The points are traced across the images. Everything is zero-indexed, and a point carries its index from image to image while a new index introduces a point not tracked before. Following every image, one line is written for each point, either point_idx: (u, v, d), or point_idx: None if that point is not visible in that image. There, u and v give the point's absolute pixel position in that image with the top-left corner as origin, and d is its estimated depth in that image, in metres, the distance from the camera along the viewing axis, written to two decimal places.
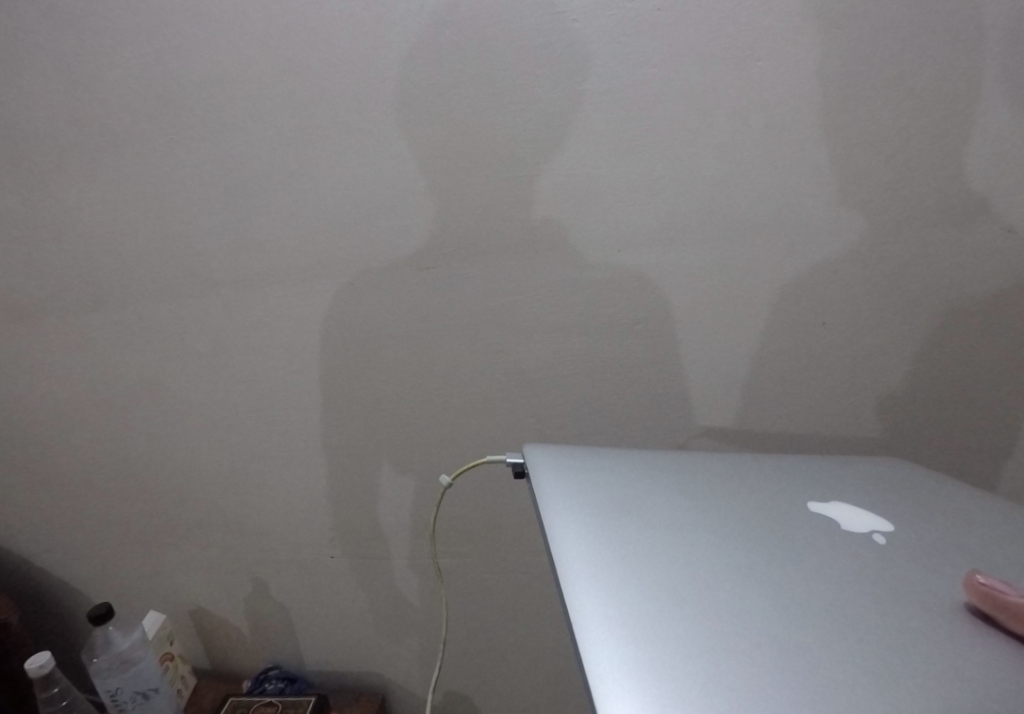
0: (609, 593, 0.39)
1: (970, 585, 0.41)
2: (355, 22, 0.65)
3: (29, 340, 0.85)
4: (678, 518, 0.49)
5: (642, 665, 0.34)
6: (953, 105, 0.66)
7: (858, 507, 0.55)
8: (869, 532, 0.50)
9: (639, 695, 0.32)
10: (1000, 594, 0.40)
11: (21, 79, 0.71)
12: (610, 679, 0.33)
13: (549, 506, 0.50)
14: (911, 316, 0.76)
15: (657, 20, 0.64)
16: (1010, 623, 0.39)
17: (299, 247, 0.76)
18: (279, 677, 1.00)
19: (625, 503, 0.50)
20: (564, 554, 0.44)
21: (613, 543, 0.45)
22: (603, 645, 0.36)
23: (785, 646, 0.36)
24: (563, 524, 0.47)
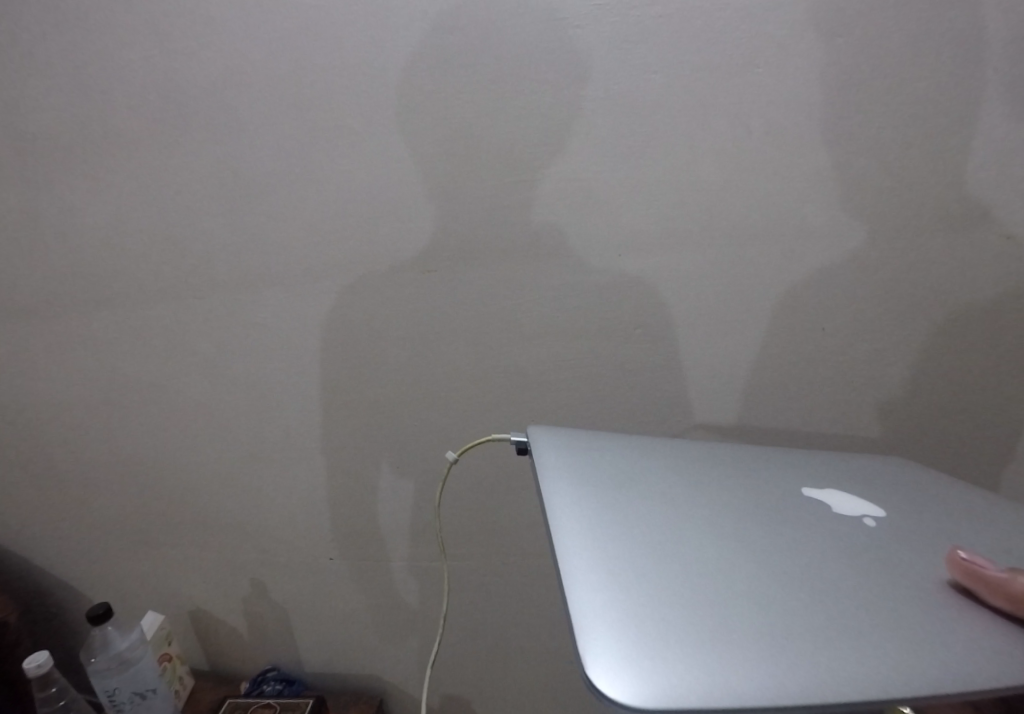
0: (596, 555, 0.42)
1: (953, 560, 0.46)
2: (360, 27, 0.66)
3: (32, 339, 0.85)
4: (680, 509, 0.49)
5: (627, 624, 0.37)
6: (954, 113, 0.67)
7: (847, 494, 0.58)
8: (859, 516, 0.54)
9: (618, 647, 0.35)
10: (981, 569, 0.44)
11: (27, 81, 0.71)
12: (593, 630, 0.36)
13: (547, 476, 0.51)
14: (912, 322, 0.76)
15: (658, 27, 0.64)
16: (990, 596, 0.44)
17: (302, 248, 0.76)
18: (277, 679, 1.00)
19: (619, 478, 0.52)
20: (557, 517, 0.46)
21: (605, 512, 0.46)
22: (590, 601, 0.38)
23: (765, 625, 0.38)
24: (557, 493, 0.49)
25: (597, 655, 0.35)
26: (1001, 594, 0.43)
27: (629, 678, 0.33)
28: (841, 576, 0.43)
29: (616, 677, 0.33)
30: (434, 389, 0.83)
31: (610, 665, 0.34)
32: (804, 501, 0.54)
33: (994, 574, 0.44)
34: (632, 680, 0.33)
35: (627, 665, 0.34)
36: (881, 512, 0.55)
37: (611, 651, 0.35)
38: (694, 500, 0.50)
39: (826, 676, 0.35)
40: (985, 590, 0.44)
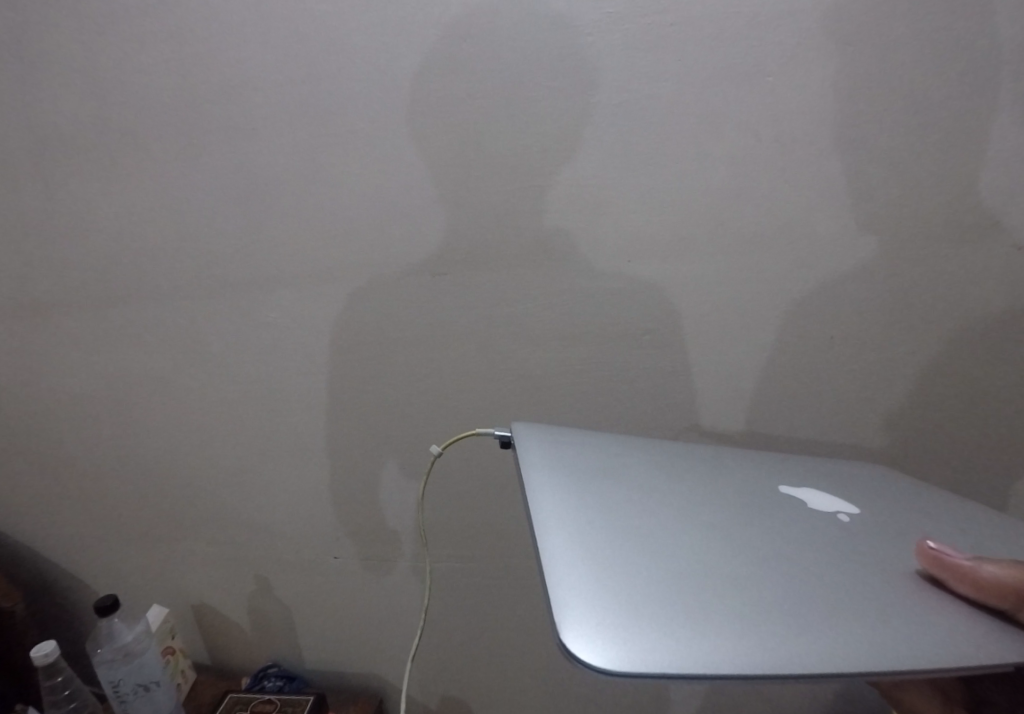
0: (574, 532, 0.42)
1: (920, 550, 0.48)
2: (377, 32, 0.67)
3: (47, 332, 0.87)
4: (671, 502, 0.49)
5: (603, 595, 0.37)
6: (966, 124, 0.67)
7: (823, 492, 0.59)
8: (835, 512, 0.55)
9: (593, 616, 0.35)
10: (948, 558, 0.47)
11: (49, 79, 0.73)
12: (570, 599, 0.36)
13: (530, 463, 0.51)
14: (922, 333, 0.76)
15: (671, 35, 0.65)
16: (954, 583, 0.46)
17: (313, 246, 0.77)
18: (278, 675, 1.01)
19: (603, 470, 0.52)
20: (537, 499, 0.46)
21: (586, 494, 0.47)
22: (569, 574, 0.38)
23: (736, 602, 0.38)
24: (537, 478, 0.49)
25: (574, 621, 0.35)
26: (967, 583, 0.45)
27: (604, 645, 0.34)
28: (841, 582, 0.43)
29: (591, 644, 0.34)
30: (440, 389, 0.83)
31: (585, 632, 0.34)
32: (807, 509, 0.54)
33: (959, 563, 0.46)
34: (607, 647, 0.34)
35: (603, 632, 0.34)
36: (855, 509, 0.57)
37: (587, 619, 0.35)
38: (690, 496, 0.51)
39: (801, 650, 0.36)
40: (952, 579, 0.46)
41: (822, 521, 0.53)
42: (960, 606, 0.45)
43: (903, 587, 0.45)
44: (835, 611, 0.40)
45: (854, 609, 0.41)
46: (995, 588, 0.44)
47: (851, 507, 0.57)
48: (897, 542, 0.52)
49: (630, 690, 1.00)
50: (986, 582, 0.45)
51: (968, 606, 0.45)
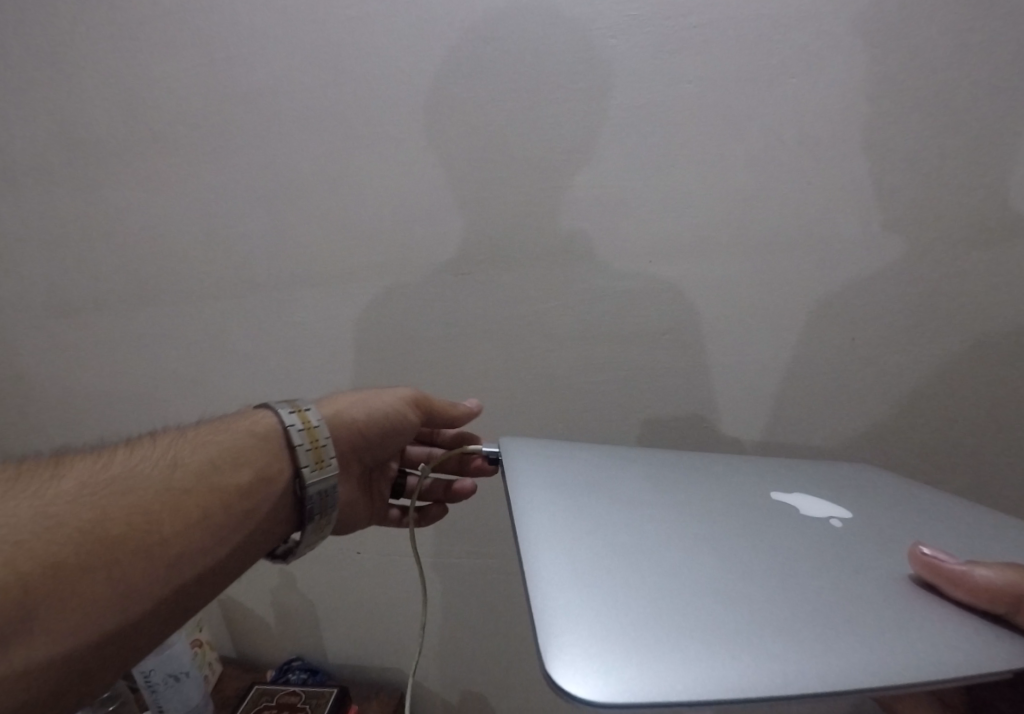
0: (561, 554, 0.42)
1: (914, 558, 0.47)
2: (401, 40, 0.68)
3: (79, 332, 0.89)
4: (681, 520, 0.49)
5: (589, 621, 0.37)
6: (996, 124, 0.65)
7: (816, 498, 0.59)
8: (827, 517, 0.55)
9: (581, 642, 0.36)
10: (940, 563, 0.46)
11: (86, 90, 0.76)
12: (556, 624, 0.37)
13: (518, 483, 0.52)
14: (946, 337, 0.74)
15: (691, 38, 0.65)
16: (949, 587, 0.45)
17: (335, 250, 0.79)
18: (302, 668, 1.03)
19: (601, 486, 0.52)
20: (525, 522, 0.46)
21: (574, 514, 0.47)
22: (555, 601, 0.38)
23: (729, 620, 0.38)
24: (527, 497, 0.49)
25: (558, 651, 0.35)
26: (964, 589, 0.45)
27: (592, 675, 0.34)
28: (850, 592, 0.43)
29: (581, 676, 0.34)
30: (454, 391, 0.84)
31: (573, 662, 0.34)
32: (814, 518, 0.54)
33: (953, 568, 0.46)
34: (596, 677, 0.34)
35: (591, 663, 0.34)
36: (848, 514, 0.56)
37: (574, 646, 0.35)
38: (689, 507, 0.51)
39: (807, 668, 0.36)
40: (947, 585, 0.46)
41: (831, 530, 0.52)
42: (979, 621, 0.44)
43: (919, 599, 0.45)
44: (840, 621, 0.40)
45: (870, 620, 0.41)
46: (991, 592, 0.44)
47: (862, 515, 0.57)
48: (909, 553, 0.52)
49: None
50: (981, 587, 0.44)
51: (983, 619, 0.45)
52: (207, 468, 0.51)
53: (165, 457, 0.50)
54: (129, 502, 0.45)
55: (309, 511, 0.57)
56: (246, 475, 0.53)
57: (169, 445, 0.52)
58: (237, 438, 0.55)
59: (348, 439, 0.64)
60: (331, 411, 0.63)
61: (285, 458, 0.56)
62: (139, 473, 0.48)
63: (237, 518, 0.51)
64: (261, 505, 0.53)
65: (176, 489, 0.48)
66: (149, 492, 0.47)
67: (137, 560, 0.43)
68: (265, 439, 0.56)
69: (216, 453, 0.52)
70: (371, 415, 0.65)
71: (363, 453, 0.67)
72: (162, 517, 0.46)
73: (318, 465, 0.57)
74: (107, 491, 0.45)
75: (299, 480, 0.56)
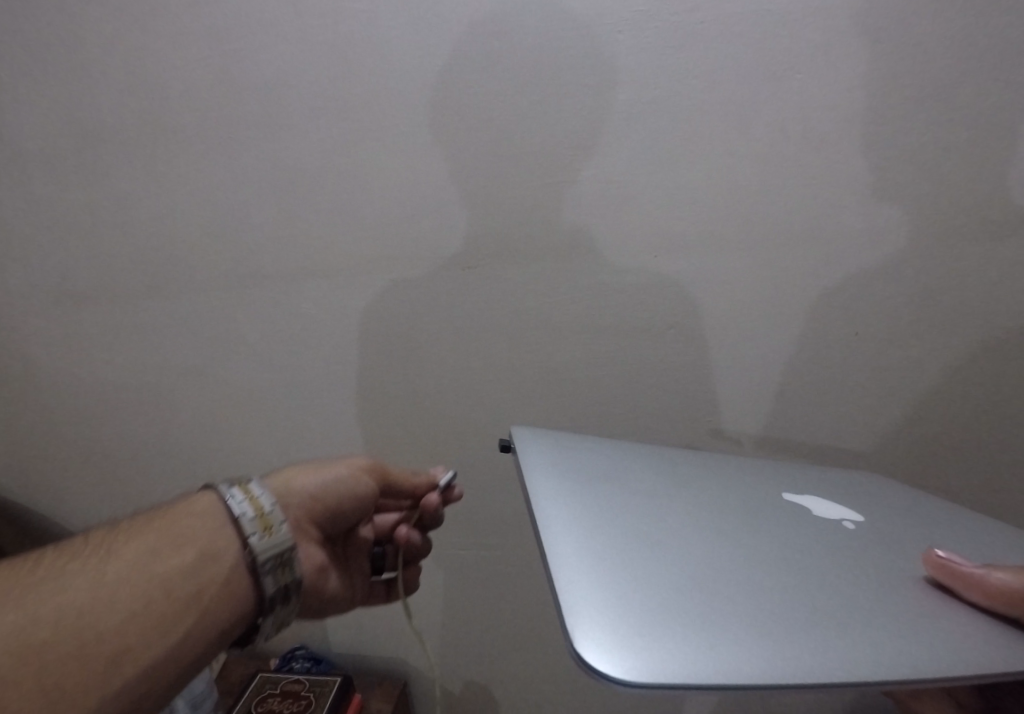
0: (582, 540, 0.43)
1: (928, 559, 0.48)
2: (407, 32, 0.68)
3: (86, 322, 0.90)
4: (693, 514, 0.49)
5: (617, 604, 0.37)
6: (1000, 120, 0.65)
7: (827, 499, 0.59)
8: (839, 519, 0.55)
9: (609, 622, 0.36)
10: (955, 566, 0.47)
11: (93, 80, 0.76)
12: (582, 605, 0.37)
13: (534, 473, 0.52)
14: (949, 333, 0.74)
15: (699, 33, 0.65)
16: (965, 590, 0.46)
17: (340, 243, 0.79)
18: (307, 657, 1.04)
19: (612, 480, 0.53)
20: (543, 508, 0.47)
21: (589, 505, 0.47)
22: (579, 585, 0.38)
23: (750, 615, 0.38)
24: (543, 487, 0.50)
25: (587, 628, 0.35)
26: (980, 591, 0.45)
27: (620, 654, 0.34)
28: (850, 587, 0.44)
29: (606, 654, 0.34)
30: (460, 384, 0.85)
31: (600, 640, 0.34)
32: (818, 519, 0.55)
33: (967, 570, 0.46)
34: (625, 656, 0.34)
35: (618, 642, 0.34)
36: (860, 517, 0.56)
37: (601, 627, 0.35)
38: (693, 502, 0.52)
39: (824, 658, 0.36)
40: (962, 587, 0.46)
41: (831, 525, 0.53)
42: (981, 619, 0.44)
43: (917, 596, 0.45)
44: (847, 616, 0.40)
45: (868, 612, 0.41)
46: (1007, 595, 0.44)
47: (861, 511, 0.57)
48: (909, 553, 0.52)
49: None
50: (995, 590, 0.45)
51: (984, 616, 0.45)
52: (142, 557, 0.48)
53: (101, 549, 0.48)
54: (51, 609, 0.43)
55: (268, 586, 0.52)
56: (187, 556, 0.49)
57: (107, 536, 0.50)
58: (177, 518, 0.52)
59: (301, 510, 0.62)
60: (279, 485, 0.62)
61: (231, 531, 0.53)
62: (65, 574, 0.46)
63: (181, 604, 0.47)
64: (210, 585, 0.49)
65: (108, 582, 0.46)
66: (77, 592, 0.45)
67: (65, 667, 0.41)
68: (208, 518, 0.53)
69: (152, 539, 0.50)
70: (326, 482, 0.64)
71: (322, 526, 0.65)
72: (89, 617, 0.44)
73: (267, 531, 0.53)
74: (29, 599, 0.43)
75: (250, 551, 0.52)
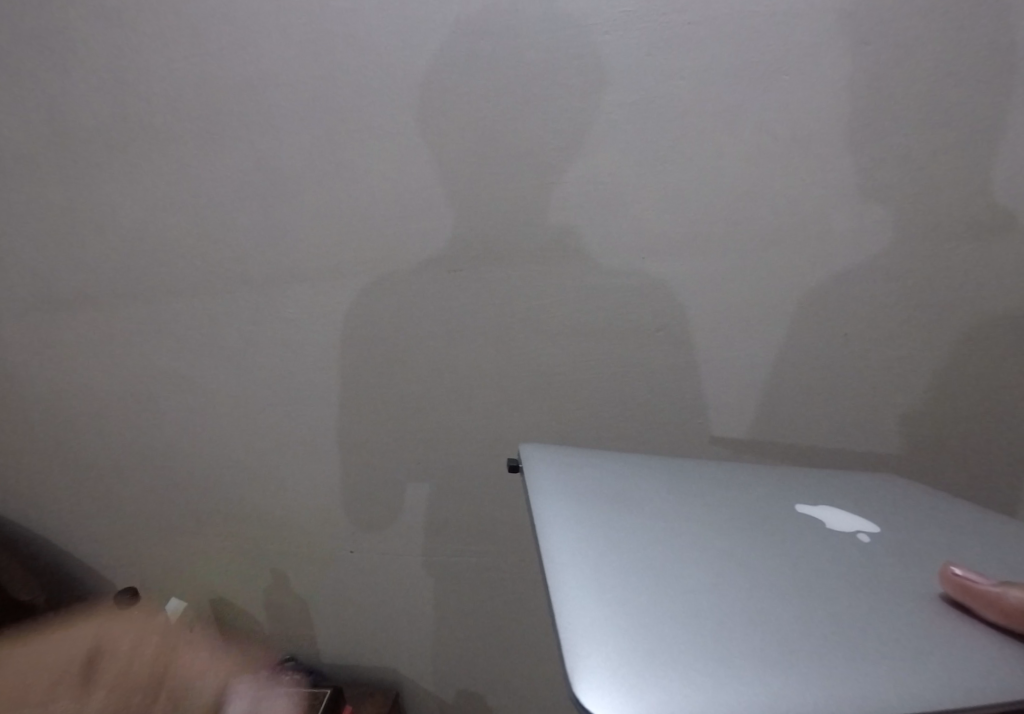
0: (586, 573, 0.42)
1: (945, 576, 0.46)
2: (393, 32, 0.67)
3: (66, 329, 0.88)
4: (694, 534, 0.49)
5: (618, 643, 0.36)
6: (983, 121, 0.66)
7: (844, 510, 0.59)
8: (854, 531, 0.55)
9: (609, 662, 0.35)
10: (974, 584, 0.44)
11: (71, 81, 0.74)
12: (582, 645, 0.36)
13: (541, 500, 0.52)
14: (936, 334, 0.75)
15: (686, 33, 0.65)
16: (985, 611, 0.43)
17: (326, 248, 0.78)
18: (294, 669, 1.02)
19: (619, 501, 0.52)
20: (548, 537, 0.46)
21: (594, 532, 0.47)
22: (580, 621, 0.38)
23: (750, 650, 0.37)
24: (549, 511, 0.50)
25: (587, 670, 0.34)
26: (999, 611, 0.42)
27: (619, 696, 0.33)
28: (842, 599, 0.43)
29: (605, 695, 0.33)
30: (450, 389, 0.84)
31: (599, 681, 0.34)
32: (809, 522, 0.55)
33: (986, 589, 0.44)
34: (624, 698, 0.33)
35: (618, 682, 0.33)
36: (877, 528, 0.57)
37: (601, 668, 0.34)
38: (687, 517, 0.52)
39: (824, 689, 0.35)
40: (979, 606, 0.44)
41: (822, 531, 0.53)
42: (981, 618, 0.44)
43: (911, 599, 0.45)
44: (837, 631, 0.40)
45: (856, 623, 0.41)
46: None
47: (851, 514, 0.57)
48: (905, 555, 0.52)
49: None
50: (1015, 609, 0.42)
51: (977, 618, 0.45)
52: None
53: None
54: None
55: None
56: None
57: None
58: None
59: None
60: None
61: None
62: None
63: None
64: None
65: None
66: None
67: None
68: None
69: None
70: None
71: None
72: None
73: None
74: None
75: None
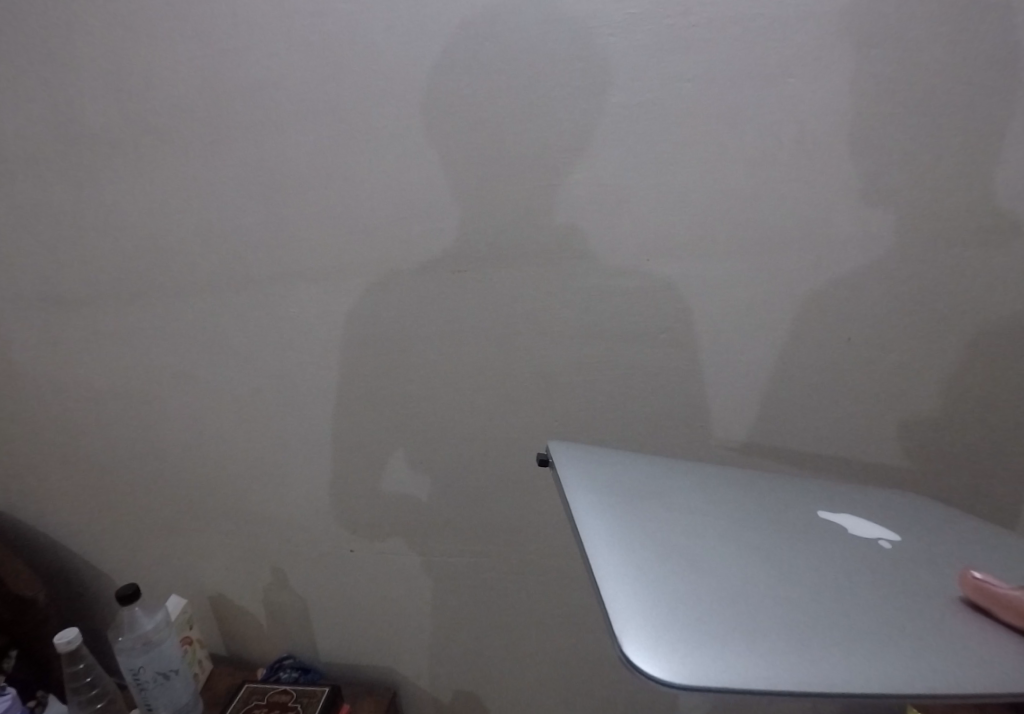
0: (625, 549, 0.43)
1: (965, 580, 0.45)
2: (397, 30, 0.67)
3: (71, 325, 0.88)
4: (706, 525, 0.49)
5: (663, 611, 0.37)
6: (987, 123, 0.66)
7: (865, 519, 0.58)
8: (876, 538, 0.54)
9: (654, 627, 0.35)
10: (993, 587, 0.44)
11: (78, 79, 0.75)
12: (626, 611, 0.37)
13: (572, 483, 0.52)
14: (940, 337, 0.75)
15: (691, 35, 0.65)
16: (1004, 614, 0.42)
17: (331, 245, 0.78)
18: (293, 667, 1.02)
19: (644, 492, 0.52)
20: (584, 514, 0.47)
21: (629, 517, 0.47)
22: (624, 590, 0.38)
23: (777, 626, 0.37)
24: (581, 494, 0.50)
25: (633, 632, 0.35)
26: (1016, 613, 0.42)
27: (667, 658, 0.34)
28: (848, 593, 0.43)
29: (652, 656, 0.34)
30: (453, 387, 0.84)
31: (645, 643, 0.34)
32: (810, 522, 0.54)
33: (1005, 592, 0.43)
34: (672, 660, 0.33)
35: (666, 647, 0.34)
36: (898, 537, 0.55)
37: (646, 632, 0.35)
38: (703, 511, 0.51)
39: (856, 669, 0.35)
40: (998, 608, 0.43)
41: (825, 532, 0.53)
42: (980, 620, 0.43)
43: (912, 597, 0.44)
44: (855, 624, 0.39)
45: (864, 616, 0.41)
46: None
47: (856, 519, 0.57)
48: (903, 556, 0.51)
49: (638, 691, 1.00)
50: None
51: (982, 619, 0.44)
52: None
53: None
54: None
55: None
56: None
57: None
58: None
59: None
60: None
61: None
62: None
63: None
64: None
65: None
66: None
67: None
68: None
69: None
70: None
71: None
72: None
73: None
74: None
75: None
